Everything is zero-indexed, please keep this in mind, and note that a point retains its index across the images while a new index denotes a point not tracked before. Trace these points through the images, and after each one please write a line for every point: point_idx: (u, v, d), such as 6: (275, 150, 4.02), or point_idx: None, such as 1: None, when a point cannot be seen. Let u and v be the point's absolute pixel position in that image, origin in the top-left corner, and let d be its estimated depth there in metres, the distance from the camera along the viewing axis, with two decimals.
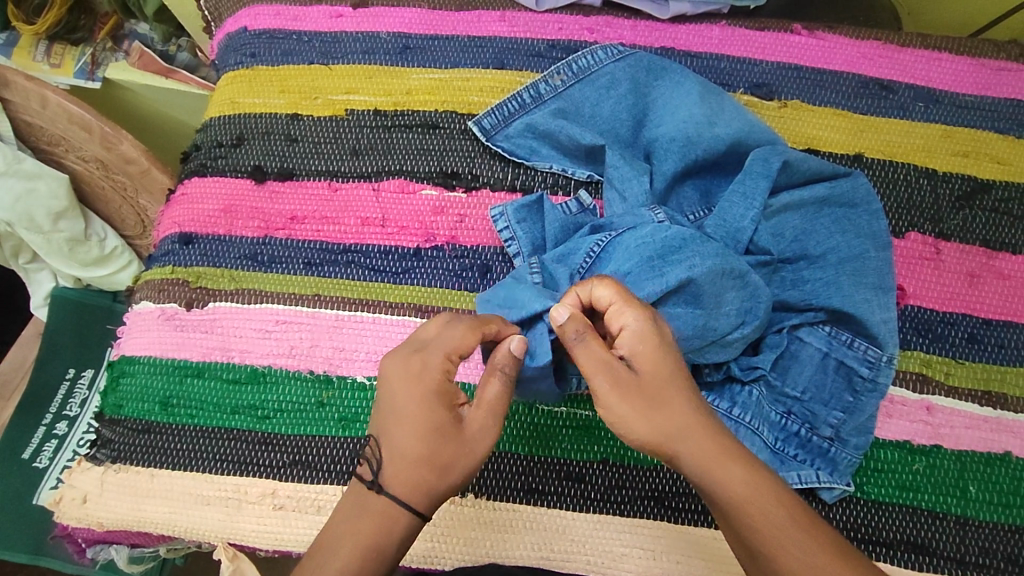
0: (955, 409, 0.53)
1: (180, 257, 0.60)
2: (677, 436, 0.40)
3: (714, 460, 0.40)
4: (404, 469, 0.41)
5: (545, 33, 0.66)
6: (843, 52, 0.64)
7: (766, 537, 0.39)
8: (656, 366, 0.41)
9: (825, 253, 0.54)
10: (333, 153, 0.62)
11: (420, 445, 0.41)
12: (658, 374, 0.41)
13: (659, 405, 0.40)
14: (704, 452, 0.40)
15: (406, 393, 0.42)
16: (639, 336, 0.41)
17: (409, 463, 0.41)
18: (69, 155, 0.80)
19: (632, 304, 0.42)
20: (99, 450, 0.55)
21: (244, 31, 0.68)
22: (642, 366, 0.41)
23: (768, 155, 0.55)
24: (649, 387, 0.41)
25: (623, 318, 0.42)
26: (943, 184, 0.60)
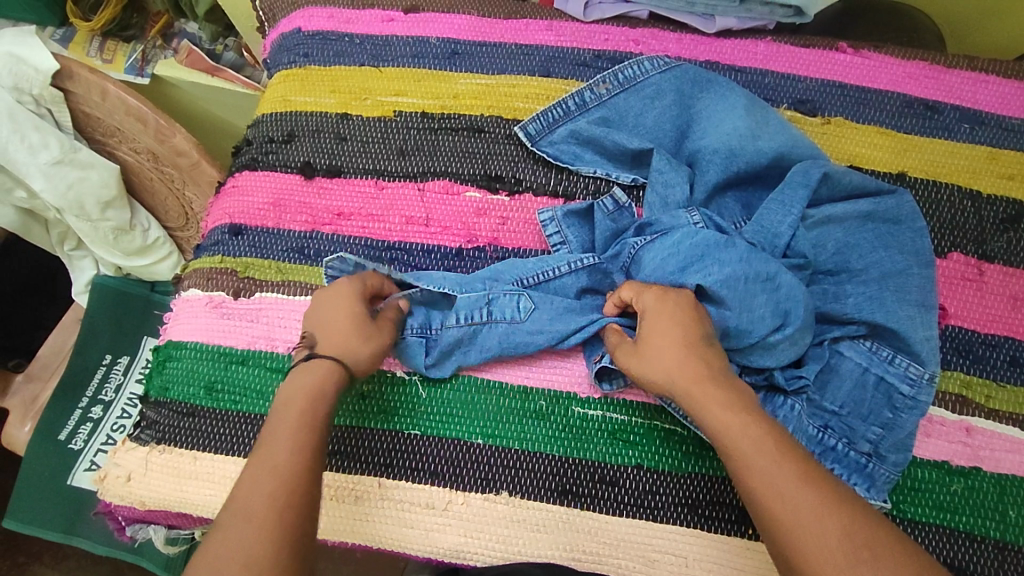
0: (995, 432, 0.53)
1: (229, 247, 0.61)
2: (684, 386, 0.47)
3: (705, 397, 0.46)
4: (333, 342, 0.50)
5: (591, 43, 0.67)
6: (888, 71, 0.65)
7: (750, 468, 0.43)
8: (664, 332, 0.48)
9: (863, 266, 0.54)
10: (381, 152, 0.64)
11: (342, 325, 0.51)
12: (667, 337, 0.48)
13: (667, 362, 0.48)
14: (697, 395, 0.46)
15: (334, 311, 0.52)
16: (647, 311, 0.50)
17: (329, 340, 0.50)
18: (121, 147, 0.83)
19: (649, 289, 0.51)
20: (144, 431, 0.57)
21: (299, 32, 0.70)
22: (648, 335, 0.49)
23: (810, 167, 0.55)
24: (651, 344, 0.49)
25: (641, 298, 0.51)
26: (987, 207, 0.59)
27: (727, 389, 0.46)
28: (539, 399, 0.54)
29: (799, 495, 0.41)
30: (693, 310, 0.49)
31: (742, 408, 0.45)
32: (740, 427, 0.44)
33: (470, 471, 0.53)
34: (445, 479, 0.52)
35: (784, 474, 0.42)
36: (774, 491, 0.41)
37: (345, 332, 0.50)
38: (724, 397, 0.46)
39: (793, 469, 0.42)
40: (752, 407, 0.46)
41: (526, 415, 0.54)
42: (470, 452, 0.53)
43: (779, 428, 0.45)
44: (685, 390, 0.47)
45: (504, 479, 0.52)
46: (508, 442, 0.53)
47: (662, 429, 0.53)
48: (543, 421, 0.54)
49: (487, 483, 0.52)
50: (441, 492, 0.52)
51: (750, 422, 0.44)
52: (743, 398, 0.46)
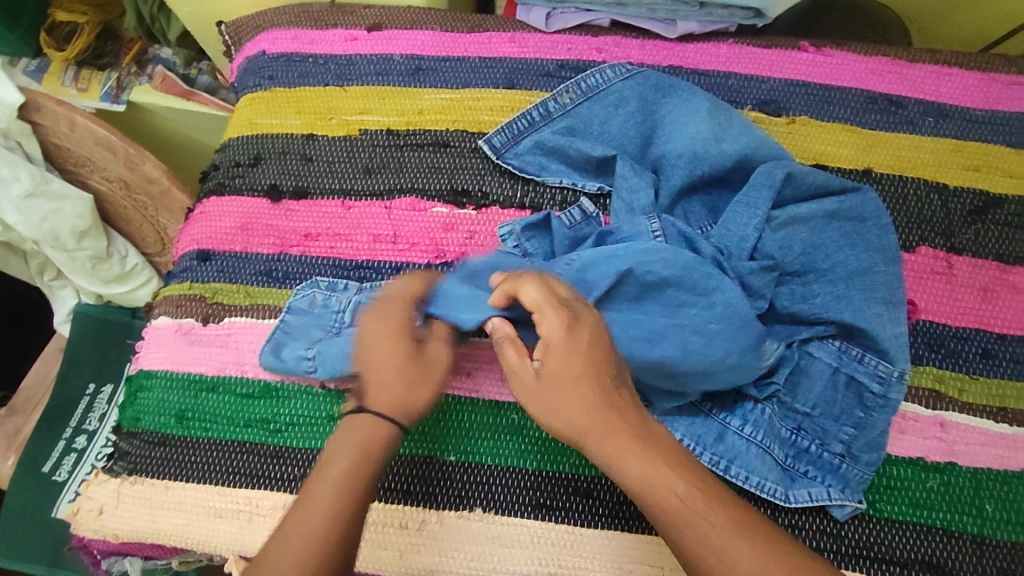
0: (969, 425, 0.53)
1: (197, 273, 0.61)
2: (589, 432, 0.43)
3: (621, 448, 0.43)
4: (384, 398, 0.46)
5: (554, 53, 0.67)
6: (851, 68, 0.65)
7: (688, 529, 0.41)
8: (564, 367, 0.43)
9: (826, 267, 0.54)
10: (347, 171, 0.63)
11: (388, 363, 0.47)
12: (563, 373, 0.43)
13: (568, 401, 0.43)
14: (612, 446, 0.43)
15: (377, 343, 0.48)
16: (551, 341, 0.44)
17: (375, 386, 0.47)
18: (93, 176, 0.82)
19: (549, 308, 0.44)
20: (116, 462, 0.56)
21: (263, 54, 0.70)
22: (548, 368, 0.44)
23: (771, 168, 0.55)
24: (557, 385, 0.44)
25: (543, 322, 0.44)
26: (955, 199, 0.59)
27: (645, 435, 0.43)
28: (512, 413, 0.54)
29: (741, 552, 0.40)
30: (593, 336, 0.44)
31: (662, 459, 0.43)
32: (661, 479, 0.42)
33: (444, 490, 0.52)
34: (419, 498, 0.52)
35: (714, 528, 0.41)
36: (712, 553, 0.40)
37: (380, 368, 0.47)
38: (644, 445, 0.43)
39: (728, 521, 0.41)
40: (670, 453, 0.43)
41: (499, 430, 0.53)
42: (444, 469, 0.53)
43: (703, 476, 0.43)
44: (599, 441, 0.43)
45: (478, 495, 0.52)
46: (482, 458, 0.53)
47: None
48: (516, 435, 0.53)
49: (462, 501, 0.52)
50: (414, 512, 0.52)
51: (673, 475, 0.42)
52: (658, 444, 0.43)
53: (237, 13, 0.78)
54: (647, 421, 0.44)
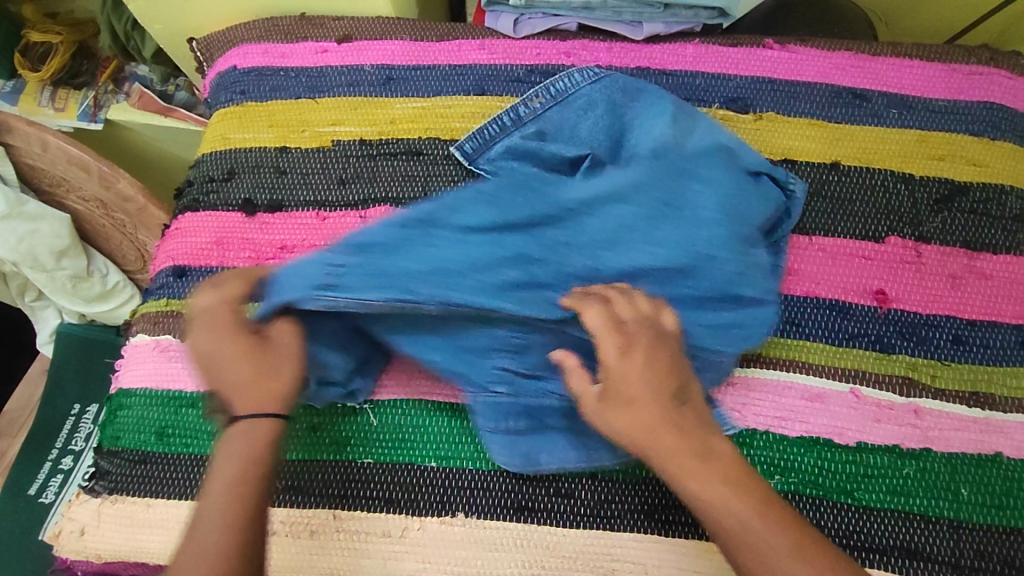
0: (943, 411, 0.54)
1: (174, 289, 0.61)
2: (664, 453, 0.44)
3: (687, 465, 0.44)
4: (245, 391, 0.47)
5: (523, 59, 0.68)
6: (815, 63, 0.65)
7: (756, 551, 0.41)
8: (637, 389, 0.46)
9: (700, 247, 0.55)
10: (321, 182, 0.64)
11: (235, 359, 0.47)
12: (635, 395, 0.45)
13: (642, 423, 0.45)
14: (675, 464, 0.44)
15: (222, 349, 0.48)
16: (609, 365, 0.47)
17: (235, 380, 0.47)
18: (70, 196, 0.82)
19: (612, 332, 0.47)
20: (97, 482, 0.56)
21: (234, 70, 0.70)
22: (615, 391, 0.46)
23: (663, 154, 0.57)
24: (621, 407, 0.46)
25: (601, 347, 0.47)
26: (921, 188, 0.60)
27: (702, 448, 0.44)
28: None
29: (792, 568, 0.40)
30: (670, 352, 0.47)
31: (721, 474, 0.43)
32: (723, 502, 0.42)
33: (426, 496, 0.52)
34: (402, 505, 0.52)
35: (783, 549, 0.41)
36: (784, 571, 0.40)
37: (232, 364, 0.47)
38: (704, 460, 0.44)
39: (786, 536, 0.41)
40: (734, 469, 0.44)
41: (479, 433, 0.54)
42: (426, 476, 0.53)
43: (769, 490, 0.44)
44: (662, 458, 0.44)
45: (460, 500, 0.52)
46: (462, 462, 0.53)
47: None
48: None
49: (444, 506, 0.52)
50: (397, 520, 0.52)
51: (731, 491, 0.43)
52: (721, 457, 0.44)
53: (208, 28, 0.78)
54: (718, 439, 0.45)
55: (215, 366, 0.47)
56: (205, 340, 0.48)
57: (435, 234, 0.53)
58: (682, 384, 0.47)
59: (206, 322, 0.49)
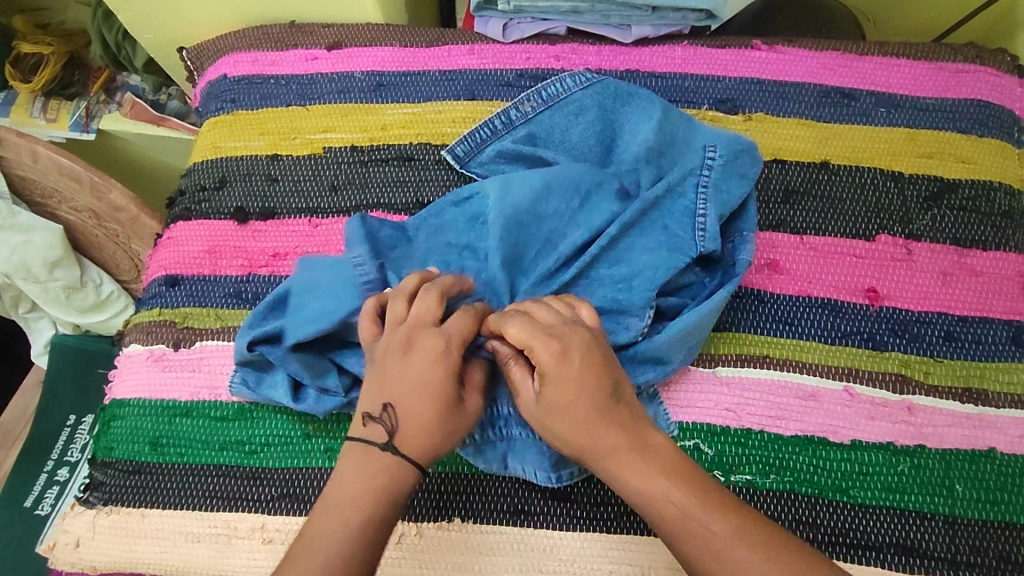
0: (936, 408, 0.54)
1: (166, 298, 0.61)
2: (603, 453, 0.44)
3: (629, 465, 0.43)
4: (411, 429, 0.44)
5: (513, 63, 0.68)
6: (803, 63, 0.66)
7: (704, 549, 0.41)
8: (565, 397, 0.44)
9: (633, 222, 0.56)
10: (313, 190, 0.64)
11: (411, 385, 0.45)
12: (569, 402, 0.44)
13: (579, 428, 0.44)
14: (618, 466, 0.44)
15: (416, 369, 0.45)
16: (546, 373, 0.45)
17: (406, 403, 0.45)
18: (62, 207, 0.82)
19: (541, 337, 0.45)
20: (92, 493, 0.56)
21: (225, 78, 0.70)
22: (550, 398, 0.45)
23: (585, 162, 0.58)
24: (557, 413, 0.45)
25: (536, 357, 0.45)
26: (910, 186, 0.61)
27: (641, 446, 0.44)
28: None
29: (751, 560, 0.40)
30: (604, 352, 0.46)
31: (662, 469, 0.43)
32: (664, 498, 0.42)
33: (423, 502, 0.52)
34: (398, 511, 0.52)
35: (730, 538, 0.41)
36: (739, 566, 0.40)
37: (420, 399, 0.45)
38: (643, 456, 0.44)
39: (732, 525, 0.42)
40: (673, 464, 0.44)
41: None
42: (422, 481, 0.53)
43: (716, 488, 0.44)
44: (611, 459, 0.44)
45: (456, 505, 0.52)
46: (458, 467, 0.53)
47: None
48: None
49: (440, 512, 0.52)
50: (393, 526, 0.52)
51: (673, 483, 0.43)
52: (661, 454, 0.44)
53: (198, 37, 0.78)
54: (652, 436, 0.45)
55: (388, 380, 0.46)
56: (390, 355, 0.46)
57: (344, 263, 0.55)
58: (614, 386, 0.45)
59: (404, 336, 0.47)
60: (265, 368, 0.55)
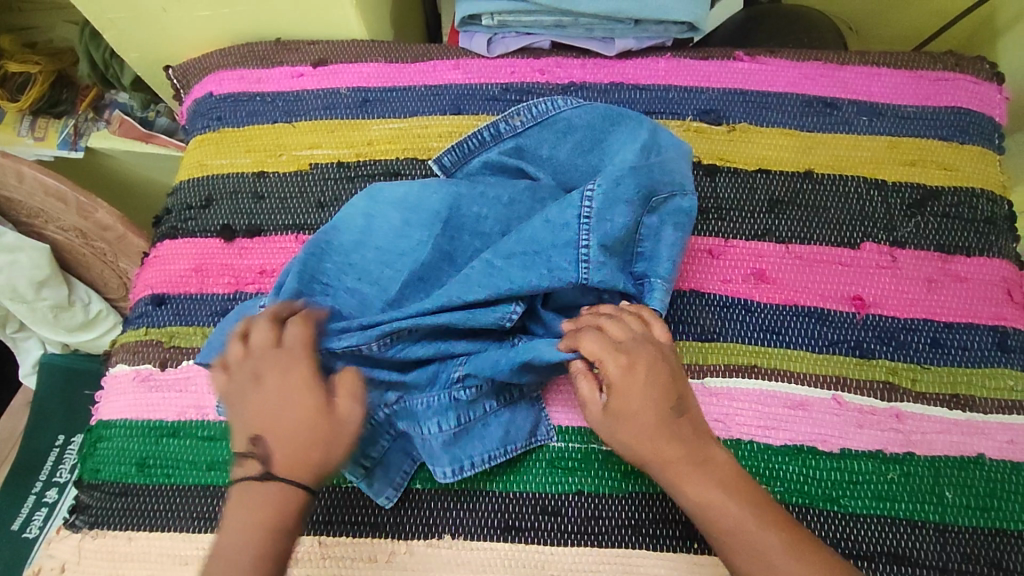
0: (924, 415, 0.54)
1: (153, 318, 0.61)
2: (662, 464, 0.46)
3: (685, 476, 0.45)
4: (287, 452, 0.44)
5: (498, 77, 0.68)
6: (785, 73, 0.66)
7: (749, 552, 0.43)
8: (631, 409, 0.46)
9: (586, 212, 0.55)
10: (300, 206, 0.64)
11: (290, 419, 0.45)
12: (635, 416, 0.46)
13: (642, 439, 0.46)
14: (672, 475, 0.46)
15: (276, 404, 0.45)
16: (613, 384, 0.46)
17: (266, 431, 0.45)
18: (49, 226, 0.81)
19: (610, 352, 0.47)
20: (77, 517, 0.55)
21: (210, 96, 0.71)
22: (615, 408, 0.47)
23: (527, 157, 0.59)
24: (624, 422, 0.46)
25: (604, 368, 0.47)
26: (893, 194, 0.61)
27: (700, 459, 0.46)
28: None
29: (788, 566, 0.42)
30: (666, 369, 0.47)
31: (718, 481, 0.45)
32: (721, 507, 0.44)
33: (412, 519, 0.52)
34: (388, 530, 0.52)
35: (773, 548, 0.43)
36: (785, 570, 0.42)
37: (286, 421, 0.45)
38: (702, 469, 0.45)
39: (780, 539, 0.43)
40: (729, 475, 0.46)
41: None
42: (411, 498, 0.53)
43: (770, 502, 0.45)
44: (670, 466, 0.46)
45: (446, 522, 0.52)
46: (447, 483, 0.53)
47: (599, 453, 0.53)
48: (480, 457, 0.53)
49: (430, 529, 0.52)
50: (382, 544, 0.52)
51: (727, 495, 0.45)
52: (718, 467, 0.46)
53: (185, 55, 0.79)
54: (715, 450, 0.47)
55: (251, 413, 0.45)
56: (258, 375, 0.46)
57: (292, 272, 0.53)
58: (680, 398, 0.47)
59: (251, 369, 0.46)
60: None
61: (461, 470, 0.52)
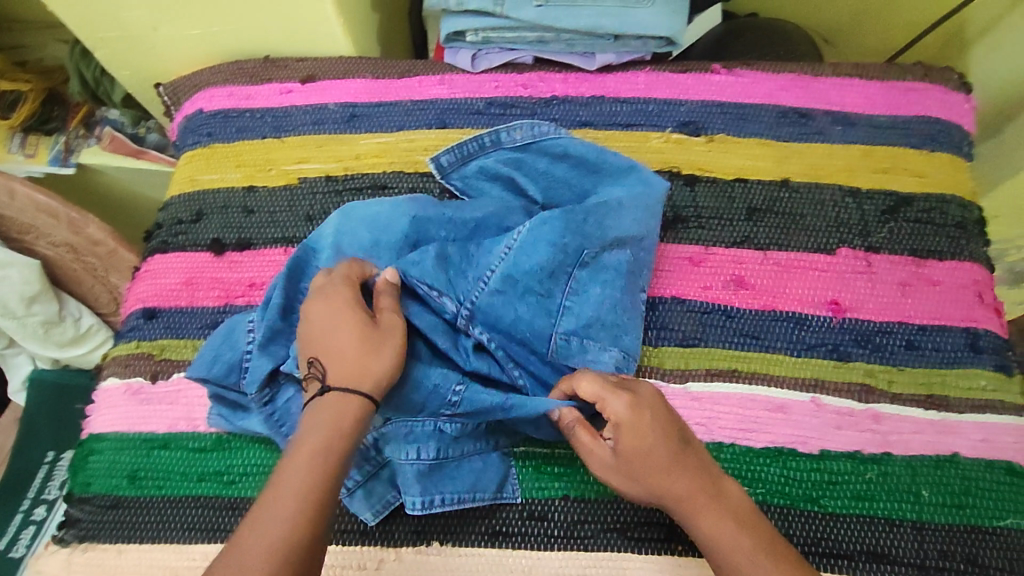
0: (900, 415, 0.55)
1: (144, 331, 0.62)
2: (677, 499, 0.45)
3: (704, 508, 0.45)
4: (345, 362, 0.45)
5: (482, 92, 0.70)
6: (761, 85, 0.68)
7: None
8: (643, 451, 0.46)
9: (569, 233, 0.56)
10: (288, 220, 0.65)
11: (336, 339, 0.46)
12: (642, 456, 0.46)
13: (660, 480, 0.45)
14: (689, 509, 0.45)
15: (325, 319, 0.47)
16: (621, 424, 0.47)
17: (327, 351, 0.46)
18: (40, 242, 0.82)
19: (613, 392, 0.48)
20: (68, 531, 0.56)
21: (200, 113, 0.72)
22: (625, 452, 0.46)
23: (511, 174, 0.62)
24: (636, 465, 0.46)
25: (609, 408, 0.47)
26: (867, 201, 0.63)
27: (715, 492, 0.45)
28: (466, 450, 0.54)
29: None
30: (668, 411, 0.48)
31: (731, 515, 0.44)
32: (733, 541, 0.44)
33: (402, 527, 0.53)
34: (378, 537, 0.53)
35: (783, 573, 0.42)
36: None
37: (331, 341, 0.46)
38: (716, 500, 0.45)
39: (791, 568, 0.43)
40: (743, 511, 0.45)
41: None
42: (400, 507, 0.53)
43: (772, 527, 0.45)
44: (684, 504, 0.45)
45: (435, 529, 0.53)
46: None
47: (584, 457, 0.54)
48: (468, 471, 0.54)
49: (418, 536, 0.53)
50: (372, 552, 0.52)
51: (741, 530, 0.44)
52: (732, 500, 0.46)
53: (175, 73, 0.80)
54: (731, 488, 0.46)
55: (311, 341, 0.47)
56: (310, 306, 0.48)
57: (282, 282, 0.54)
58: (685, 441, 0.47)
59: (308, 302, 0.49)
60: (239, 403, 0.55)
61: (430, 504, 0.52)
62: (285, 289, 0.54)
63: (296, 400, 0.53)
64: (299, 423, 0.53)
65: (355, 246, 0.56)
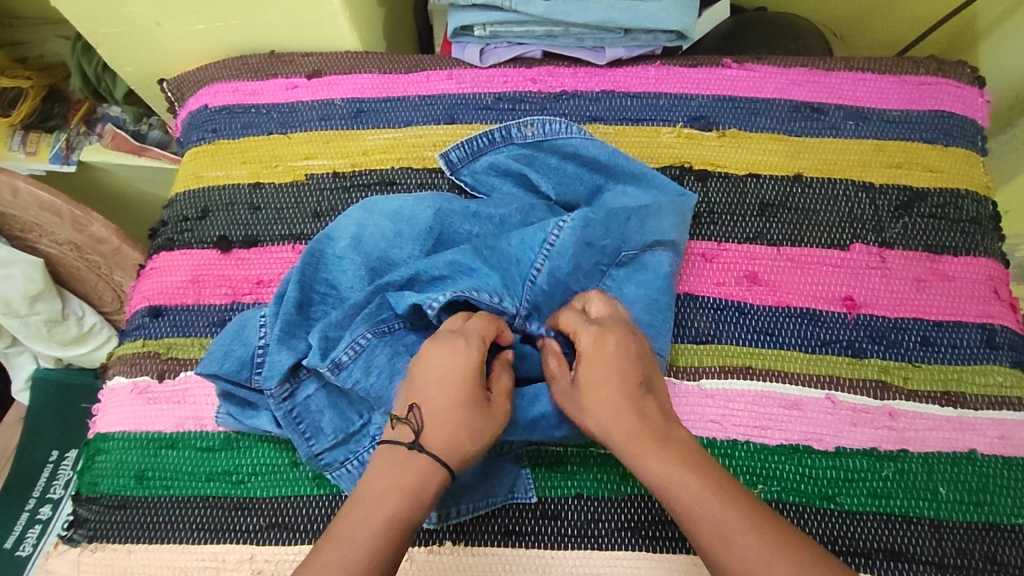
0: (916, 412, 0.55)
1: (150, 329, 0.61)
2: (622, 431, 0.46)
3: (642, 447, 0.45)
4: (439, 423, 0.45)
5: (491, 87, 0.69)
6: (772, 80, 0.68)
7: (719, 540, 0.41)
8: (594, 378, 0.48)
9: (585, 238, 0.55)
10: (296, 216, 0.64)
11: (436, 385, 0.46)
12: (598, 383, 0.47)
13: (603, 409, 0.47)
14: (632, 444, 0.45)
15: (442, 375, 0.46)
16: (585, 352, 0.49)
17: (426, 399, 0.46)
18: (43, 240, 0.81)
19: (587, 325, 0.50)
20: (75, 531, 0.55)
21: (206, 109, 0.71)
22: (583, 378, 0.48)
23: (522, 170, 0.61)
24: (588, 391, 0.48)
25: (579, 339, 0.49)
26: (881, 196, 0.62)
27: (663, 437, 0.45)
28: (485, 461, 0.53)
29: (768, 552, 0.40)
30: (641, 352, 0.49)
31: (679, 457, 0.44)
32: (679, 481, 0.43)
33: None
34: None
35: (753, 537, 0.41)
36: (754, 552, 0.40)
37: (437, 397, 0.46)
38: (663, 445, 0.45)
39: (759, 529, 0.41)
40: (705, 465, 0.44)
41: None
42: None
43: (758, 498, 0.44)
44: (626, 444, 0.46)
45: (447, 528, 0.52)
46: None
47: (598, 455, 0.54)
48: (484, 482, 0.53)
49: (430, 535, 0.52)
50: None
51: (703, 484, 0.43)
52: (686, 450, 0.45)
53: (180, 69, 0.79)
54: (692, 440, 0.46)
55: (415, 383, 0.47)
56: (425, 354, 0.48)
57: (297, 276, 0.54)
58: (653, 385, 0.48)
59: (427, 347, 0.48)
60: (249, 401, 0.54)
61: (446, 518, 0.51)
62: (300, 283, 0.54)
63: (316, 399, 0.53)
64: (317, 422, 0.53)
65: (368, 241, 0.55)
